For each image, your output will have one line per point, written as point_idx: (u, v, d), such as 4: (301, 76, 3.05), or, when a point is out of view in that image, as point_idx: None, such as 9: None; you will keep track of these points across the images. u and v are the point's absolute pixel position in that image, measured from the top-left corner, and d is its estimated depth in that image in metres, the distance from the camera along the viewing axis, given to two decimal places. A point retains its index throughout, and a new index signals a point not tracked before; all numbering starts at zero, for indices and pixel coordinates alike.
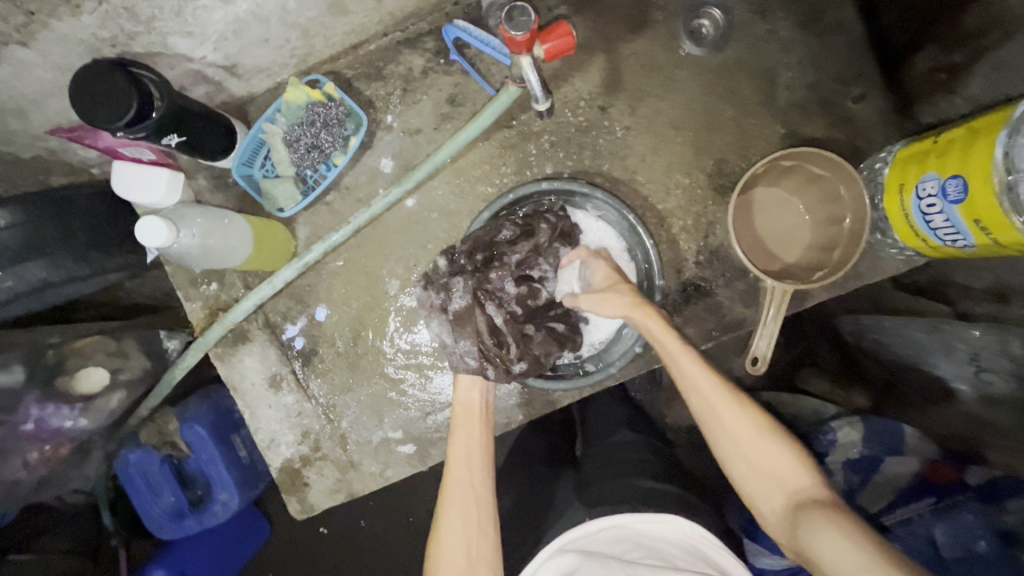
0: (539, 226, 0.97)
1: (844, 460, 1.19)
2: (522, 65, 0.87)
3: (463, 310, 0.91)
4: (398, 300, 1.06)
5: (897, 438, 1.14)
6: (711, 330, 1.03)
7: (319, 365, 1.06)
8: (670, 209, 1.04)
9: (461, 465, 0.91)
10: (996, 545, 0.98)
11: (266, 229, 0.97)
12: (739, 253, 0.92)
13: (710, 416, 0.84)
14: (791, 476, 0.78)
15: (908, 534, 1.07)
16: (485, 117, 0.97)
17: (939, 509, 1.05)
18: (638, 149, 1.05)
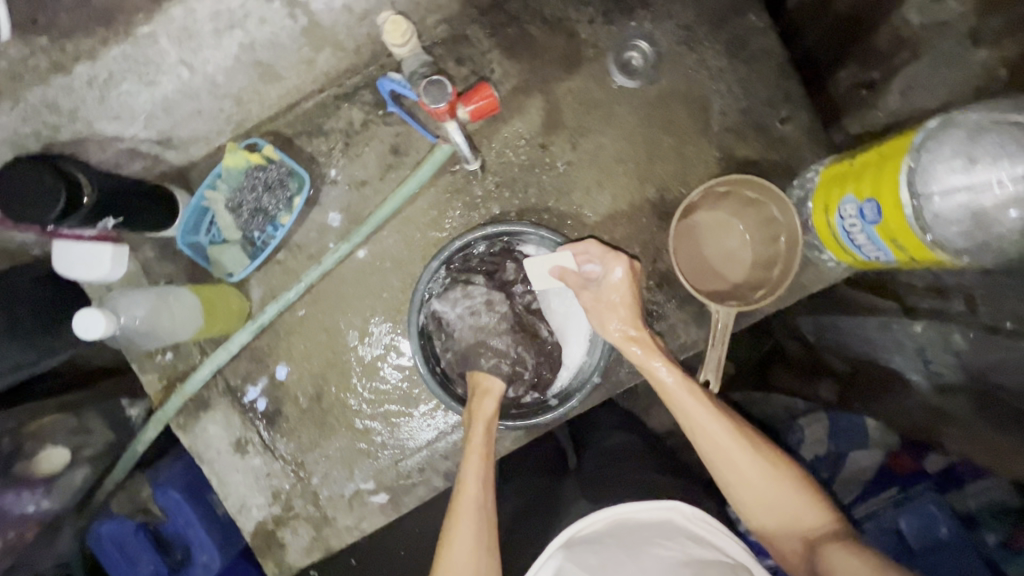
0: (506, 262, 1.03)
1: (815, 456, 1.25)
2: (449, 133, 0.94)
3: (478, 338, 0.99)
4: (360, 353, 1.06)
5: (860, 432, 1.20)
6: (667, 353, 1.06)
7: (284, 425, 1.05)
8: (619, 239, 1.07)
9: (476, 484, 0.88)
10: (957, 529, 1.06)
11: (218, 297, 0.98)
12: (684, 283, 0.95)
13: (723, 458, 0.86)
14: (806, 513, 0.81)
15: (876, 526, 1.13)
16: (424, 172, 1.02)
17: (905, 501, 1.12)
18: (582, 183, 1.07)
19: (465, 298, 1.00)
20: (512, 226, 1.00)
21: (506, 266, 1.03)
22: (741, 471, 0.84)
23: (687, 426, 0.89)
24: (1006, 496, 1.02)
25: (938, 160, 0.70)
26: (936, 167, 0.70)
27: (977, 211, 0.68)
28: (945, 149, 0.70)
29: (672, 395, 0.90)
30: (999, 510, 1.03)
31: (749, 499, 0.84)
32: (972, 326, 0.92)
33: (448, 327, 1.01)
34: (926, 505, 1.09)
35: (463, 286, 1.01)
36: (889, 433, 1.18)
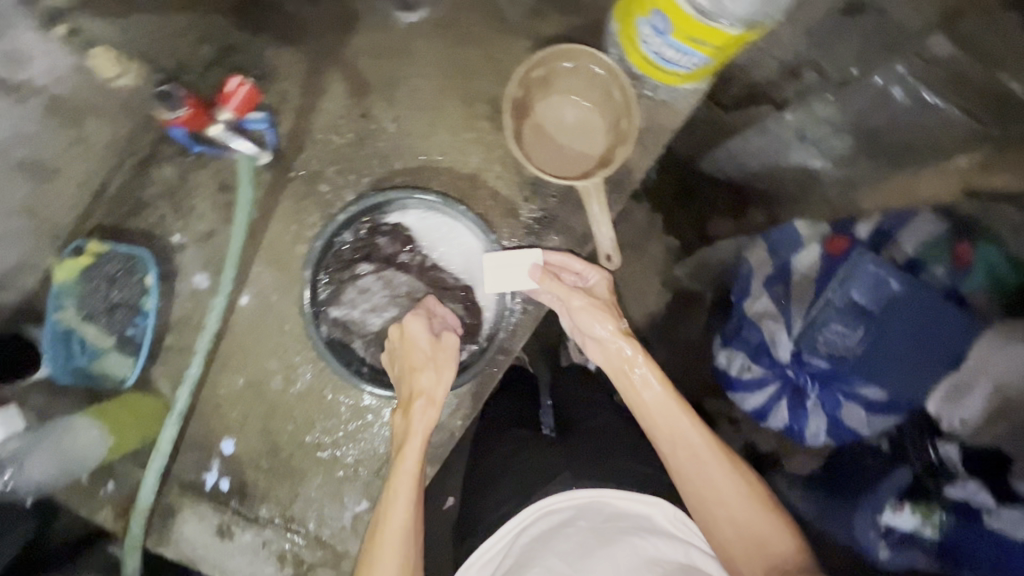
0: (378, 240, 0.98)
1: (765, 279, 1.09)
2: (220, 137, 0.92)
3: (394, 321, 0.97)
4: (292, 391, 1.03)
5: (794, 238, 1.07)
6: (572, 250, 1.05)
7: (257, 491, 1.03)
8: (477, 167, 1.04)
9: (403, 509, 0.79)
10: (905, 278, 0.94)
11: (125, 406, 0.95)
12: (546, 177, 0.93)
13: (699, 473, 0.78)
14: (776, 538, 0.74)
15: (833, 310, 0.97)
16: (245, 192, 0.96)
17: (845, 273, 0.98)
18: (417, 132, 1.04)
19: (359, 294, 0.97)
20: (364, 202, 0.96)
21: (380, 244, 0.98)
22: (713, 486, 0.77)
23: (668, 432, 0.81)
24: (930, 228, 0.97)
25: None
26: None
27: None
28: None
29: (649, 408, 0.83)
30: (934, 241, 0.96)
31: (716, 517, 0.76)
32: (829, 90, 1.01)
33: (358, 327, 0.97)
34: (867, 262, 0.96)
35: (351, 283, 0.97)
36: (816, 222, 1.07)
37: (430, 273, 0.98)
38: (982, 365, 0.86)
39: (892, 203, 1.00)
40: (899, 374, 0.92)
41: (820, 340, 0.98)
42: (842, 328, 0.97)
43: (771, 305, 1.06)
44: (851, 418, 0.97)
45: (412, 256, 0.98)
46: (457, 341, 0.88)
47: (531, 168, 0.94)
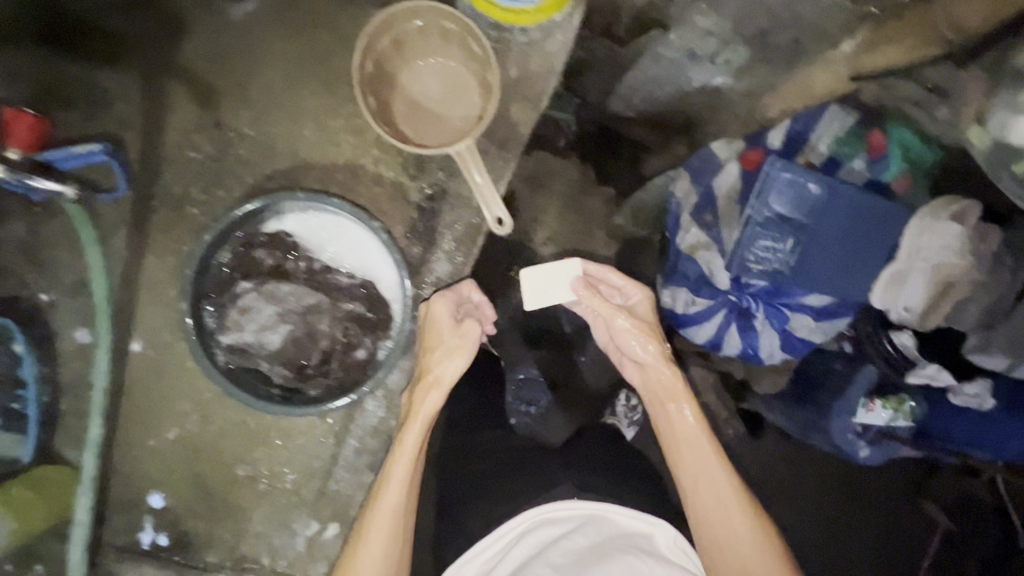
0: (259, 255, 0.90)
1: (691, 210, 0.99)
2: (11, 179, 0.76)
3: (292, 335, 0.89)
4: (212, 429, 0.98)
5: (713, 160, 0.99)
6: (473, 220, 1.00)
7: (199, 538, 0.98)
8: (352, 154, 0.97)
9: (399, 494, 0.77)
10: (824, 181, 0.87)
11: (30, 486, 0.87)
12: (412, 150, 0.85)
13: (722, 524, 0.74)
14: None
15: (758, 228, 0.88)
16: (85, 232, 0.85)
17: (761, 183, 0.89)
18: (280, 129, 0.96)
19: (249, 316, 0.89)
20: (230, 218, 0.88)
21: (261, 259, 0.90)
22: (733, 542, 0.73)
23: (695, 470, 0.78)
24: (846, 120, 0.93)
25: None
26: None
27: None
28: None
29: (680, 436, 0.81)
30: (847, 136, 0.93)
31: (728, 564, 0.73)
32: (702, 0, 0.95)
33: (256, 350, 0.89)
34: (787, 168, 0.88)
35: (239, 308, 0.89)
36: (733, 138, 1.00)
37: (321, 276, 0.92)
38: (915, 247, 0.87)
39: (796, 103, 0.98)
40: (833, 267, 0.89)
41: (755, 259, 0.89)
42: (775, 243, 0.88)
43: (702, 233, 0.96)
44: (802, 327, 0.94)
45: (299, 264, 0.91)
46: (476, 330, 0.84)
47: (398, 144, 0.87)
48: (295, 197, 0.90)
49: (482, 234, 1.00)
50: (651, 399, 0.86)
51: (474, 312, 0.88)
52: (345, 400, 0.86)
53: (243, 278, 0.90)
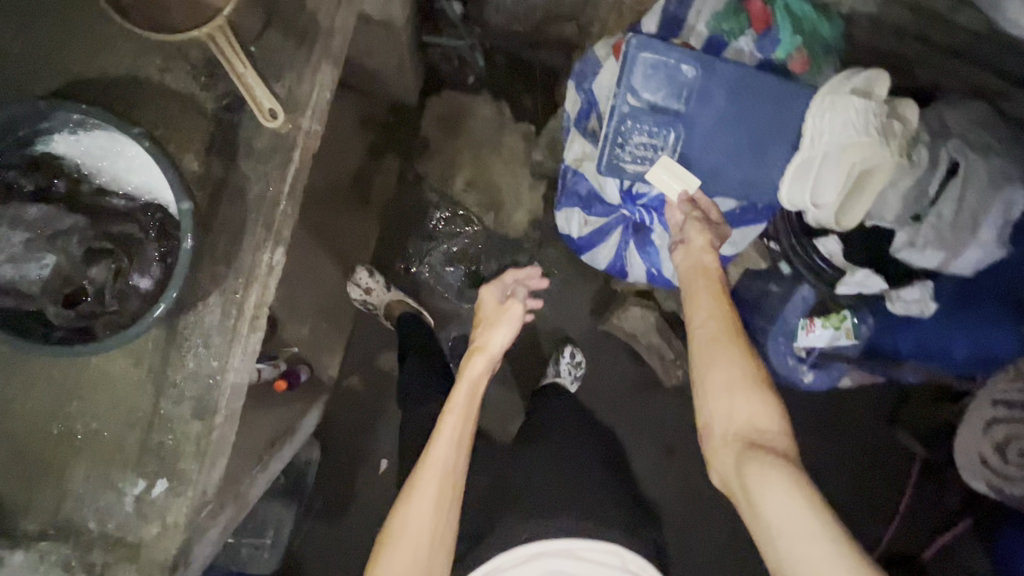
0: (22, 179, 0.80)
1: (574, 119, 1.23)
2: None
3: (66, 268, 0.81)
4: (17, 384, 0.89)
5: (590, 63, 1.21)
6: (278, 129, 0.88)
7: (14, 505, 0.90)
8: (130, 65, 0.86)
9: (449, 453, 0.93)
10: (693, 58, 1.04)
11: None
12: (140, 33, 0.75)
13: (718, 346, 0.90)
14: (755, 405, 0.85)
15: (628, 122, 1.07)
16: None
17: (627, 71, 1.05)
18: (46, 43, 0.85)
19: (7, 246, 0.78)
20: None
21: (26, 184, 0.81)
22: (719, 361, 0.88)
23: (699, 300, 0.96)
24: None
25: None
26: None
27: None
28: None
29: (692, 278, 0.99)
30: (725, 11, 1.08)
31: (709, 371, 0.89)
32: None
33: (17, 285, 0.79)
34: (649, 43, 1.03)
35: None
36: (608, 44, 1.18)
37: (95, 202, 0.83)
38: (818, 132, 1.06)
39: None
40: (726, 175, 1.11)
41: (620, 161, 1.09)
42: (650, 128, 1.07)
43: (586, 141, 1.20)
44: None
45: (73, 192, 0.82)
46: (520, 311, 1.08)
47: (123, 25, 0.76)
48: (36, 106, 0.76)
49: (293, 145, 0.89)
50: (688, 260, 1.02)
51: (517, 294, 1.12)
52: (158, 309, 0.78)
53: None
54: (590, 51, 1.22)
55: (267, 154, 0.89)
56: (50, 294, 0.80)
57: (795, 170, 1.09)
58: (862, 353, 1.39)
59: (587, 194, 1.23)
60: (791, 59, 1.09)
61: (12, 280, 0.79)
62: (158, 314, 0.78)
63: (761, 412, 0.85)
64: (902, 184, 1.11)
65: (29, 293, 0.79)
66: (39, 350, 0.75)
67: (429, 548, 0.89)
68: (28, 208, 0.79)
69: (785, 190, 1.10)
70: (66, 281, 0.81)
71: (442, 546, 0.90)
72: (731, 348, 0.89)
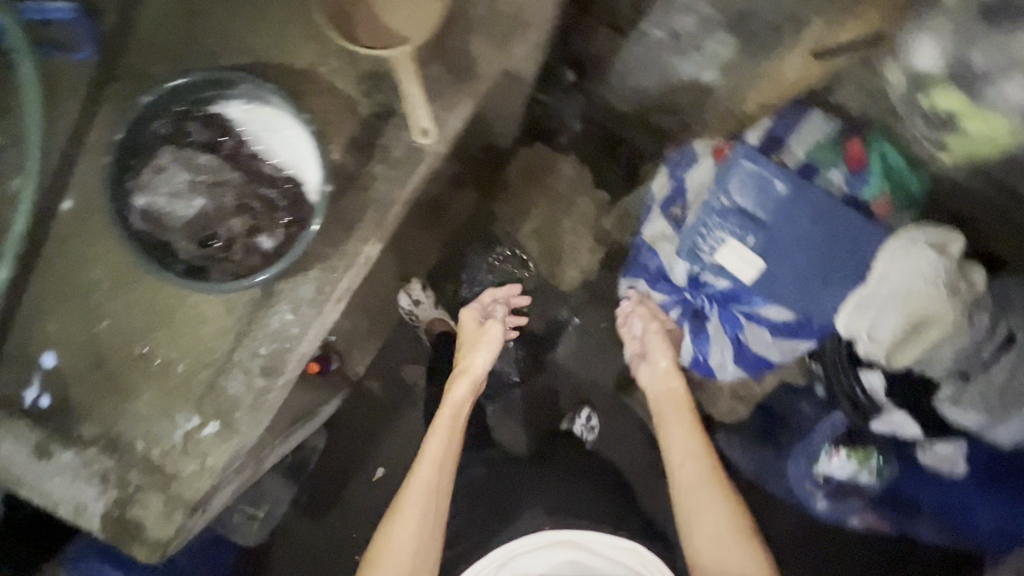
0: (196, 129, 0.92)
1: (661, 203, 1.33)
2: None
3: (205, 211, 0.91)
4: (120, 300, 0.97)
5: (688, 155, 1.30)
6: (414, 144, 0.98)
7: (81, 408, 0.97)
8: (311, 62, 0.99)
9: (430, 472, 1.11)
10: (789, 178, 1.12)
11: None
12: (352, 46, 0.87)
13: (694, 494, 1.13)
14: (736, 551, 1.05)
15: (716, 218, 1.14)
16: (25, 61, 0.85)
17: (726, 175, 1.14)
18: (248, 28, 0.99)
19: (170, 182, 0.91)
20: (172, 82, 0.88)
21: (198, 133, 0.93)
22: (701, 509, 1.10)
23: (682, 454, 1.18)
24: (818, 133, 1.17)
25: None
26: None
27: None
28: None
29: (667, 418, 1.25)
30: (823, 144, 1.17)
31: (695, 522, 1.10)
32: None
33: (164, 217, 0.90)
34: (753, 155, 1.13)
35: (162, 172, 0.91)
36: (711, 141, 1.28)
37: (246, 164, 0.93)
38: (885, 273, 1.12)
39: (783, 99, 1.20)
40: (792, 291, 1.17)
41: (700, 251, 1.17)
42: (733, 228, 1.14)
43: (667, 223, 1.29)
44: (755, 341, 1.25)
45: (230, 149, 0.93)
46: (498, 335, 1.26)
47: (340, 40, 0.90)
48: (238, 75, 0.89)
49: (422, 159, 0.99)
50: (657, 395, 1.29)
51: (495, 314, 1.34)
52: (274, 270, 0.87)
53: (173, 145, 0.92)
54: (690, 145, 1.32)
55: (398, 163, 0.98)
56: (186, 231, 0.91)
57: (854, 304, 1.15)
58: (878, 494, 1.39)
59: (655, 271, 1.33)
60: (875, 201, 1.16)
61: (164, 212, 0.91)
62: (271, 274, 0.87)
63: (745, 560, 1.04)
64: (959, 342, 1.15)
65: (172, 227, 0.91)
66: (166, 278, 0.85)
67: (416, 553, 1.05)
68: (198, 154, 0.92)
69: (843, 319, 1.16)
70: (201, 223, 0.91)
71: (428, 556, 1.07)
72: (711, 494, 1.12)
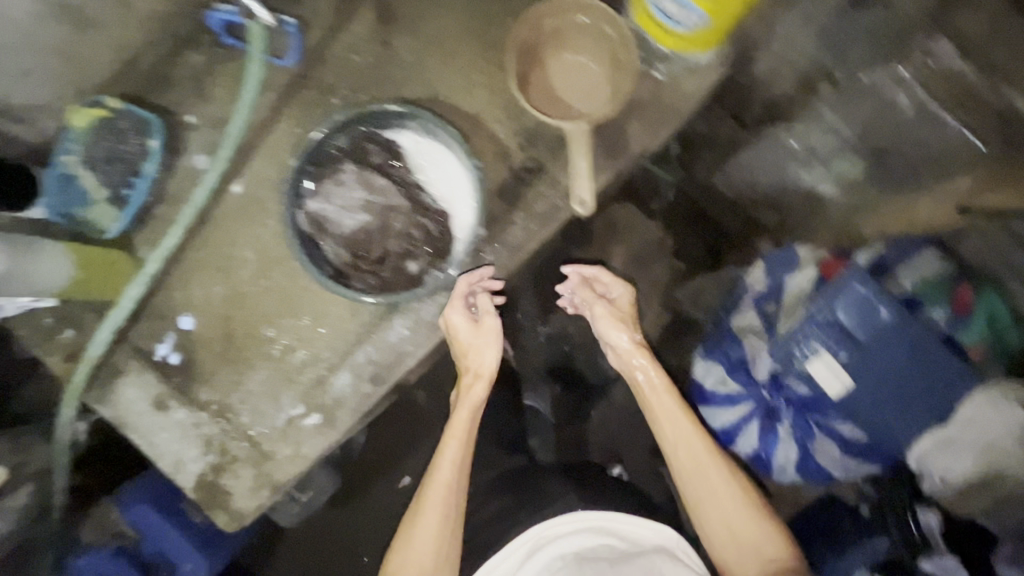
0: (373, 150, 1.02)
1: (758, 297, 1.36)
2: None
3: (366, 227, 1.01)
4: (261, 283, 1.06)
5: (789, 257, 1.31)
6: (555, 203, 1.06)
7: (202, 373, 1.05)
8: (480, 108, 1.08)
9: (450, 471, 0.96)
10: (897, 308, 1.08)
11: (99, 255, 0.97)
12: (537, 113, 0.96)
13: (697, 473, 0.98)
14: (738, 515, 0.95)
15: (814, 328, 1.13)
16: (255, 69, 1.00)
17: (833, 292, 1.11)
18: (432, 68, 1.08)
19: (342, 195, 1.01)
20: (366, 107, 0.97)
21: (373, 153, 1.02)
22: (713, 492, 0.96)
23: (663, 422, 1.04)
24: (930, 268, 1.11)
25: None
26: None
27: None
28: None
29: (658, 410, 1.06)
30: (932, 281, 1.10)
31: (712, 519, 0.96)
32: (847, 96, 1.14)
33: (329, 225, 1.01)
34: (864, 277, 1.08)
35: (337, 185, 1.01)
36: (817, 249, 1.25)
37: (408, 190, 1.02)
38: (970, 421, 1.04)
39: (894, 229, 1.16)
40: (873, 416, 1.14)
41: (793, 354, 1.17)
42: (826, 342, 1.12)
43: (758, 318, 1.33)
44: (823, 452, 1.26)
45: (397, 172, 1.02)
46: (495, 324, 1.01)
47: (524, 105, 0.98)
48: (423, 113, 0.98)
49: (559, 220, 1.06)
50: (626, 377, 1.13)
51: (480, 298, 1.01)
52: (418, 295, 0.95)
53: (352, 161, 1.02)
54: (793, 247, 1.32)
55: (537, 217, 1.05)
56: (346, 241, 1.01)
57: (933, 444, 1.08)
58: None
59: (736, 360, 1.35)
60: (972, 347, 1.10)
61: (331, 222, 1.01)
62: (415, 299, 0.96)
63: (760, 538, 0.93)
64: None
65: (335, 235, 1.01)
66: (325, 284, 0.94)
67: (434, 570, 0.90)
68: (370, 174, 1.02)
69: (920, 457, 1.10)
70: (360, 237, 1.01)
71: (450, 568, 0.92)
72: (716, 469, 0.98)
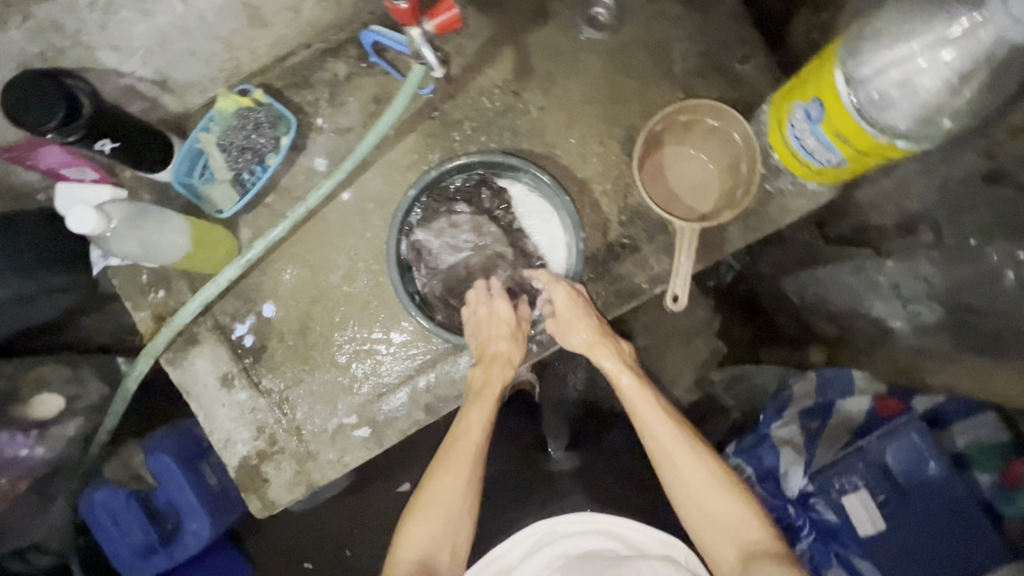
0: (484, 197, 1.08)
1: (800, 410, 1.18)
2: (415, 41, 0.95)
3: (462, 267, 1.08)
4: (345, 289, 1.10)
5: (845, 380, 1.15)
6: (640, 283, 1.08)
7: (270, 361, 1.09)
8: (590, 175, 1.11)
9: (477, 433, 0.95)
10: (946, 466, 1.02)
11: (209, 231, 1.02)
12: (653, 206, 1.00)
13: (668, 460, 0.91)
14: (713, 498, 0.88)
15: (862, 465, 1.07)
16: (399, 101, 0.99)
17: (886, 434, 1.05)
18: (554, 127, 1.12)
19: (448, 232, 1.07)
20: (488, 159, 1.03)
21: (484, 199, 1.08)
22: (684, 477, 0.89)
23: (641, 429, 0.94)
24: (991, 434, 1.00)
25: (865, 54, 0.75)
26: (864, 64, 0.75)
27: (906, 86, 0.72)
28: (866, 42, 0.75)
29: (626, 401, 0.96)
30: (988, 446, 1.01)
31: (689, 507, 0.88)
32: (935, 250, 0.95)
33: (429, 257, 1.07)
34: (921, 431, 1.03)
35: (444, 221, 1.07)
36: (875, 380, 1.14)
37: (508, 241, 1.08)
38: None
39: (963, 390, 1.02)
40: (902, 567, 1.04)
41: (834, 486, 1.08)
42: (864, 480, 1.07)
43: (799, 434, 1.15)
44: None
45: (500, 221, 1.08)
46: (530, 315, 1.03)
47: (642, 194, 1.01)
48: (539, 176, 1.03)
49: (639, 300, 1.09)
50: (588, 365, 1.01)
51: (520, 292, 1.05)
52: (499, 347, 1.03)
53: (463, 202, 1.08)
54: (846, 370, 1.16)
55: (620, 293, 1.08)
56: (442, 275, 1.08)
57: None
58: None
59: (767, 469, 1.16)
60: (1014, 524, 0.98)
61: (431, 255, 1.07)
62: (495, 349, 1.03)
63: (739, 518, 0.86)
64: None
65: (432, 268, 1.07)
66: (417, 317, 1.00)
67: (454, 522, 0.90)
68: (476, 219, 1.07)
69: None
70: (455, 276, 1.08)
71: (466, 521, 0.91)
72: (686, 455, 0.90)
